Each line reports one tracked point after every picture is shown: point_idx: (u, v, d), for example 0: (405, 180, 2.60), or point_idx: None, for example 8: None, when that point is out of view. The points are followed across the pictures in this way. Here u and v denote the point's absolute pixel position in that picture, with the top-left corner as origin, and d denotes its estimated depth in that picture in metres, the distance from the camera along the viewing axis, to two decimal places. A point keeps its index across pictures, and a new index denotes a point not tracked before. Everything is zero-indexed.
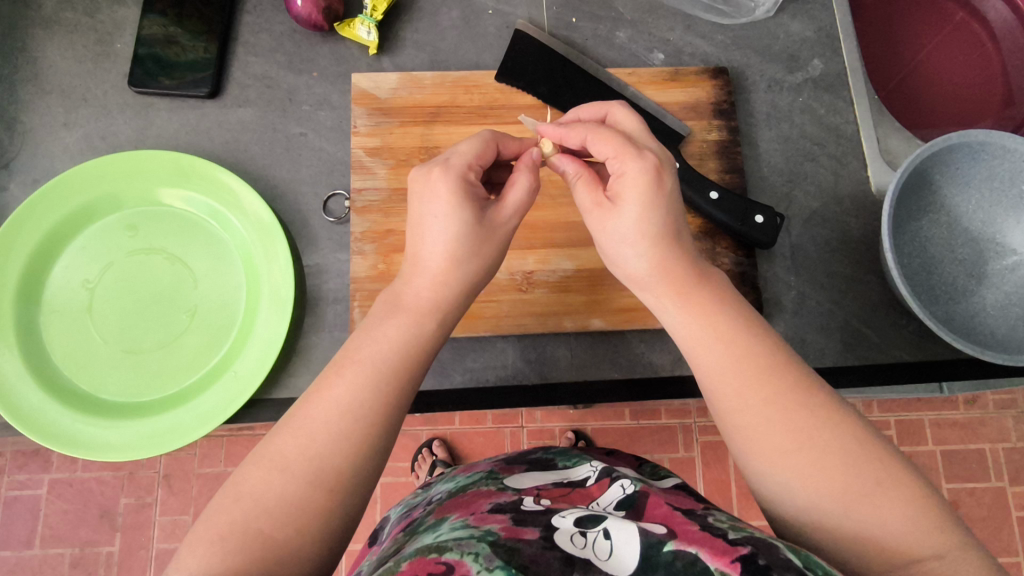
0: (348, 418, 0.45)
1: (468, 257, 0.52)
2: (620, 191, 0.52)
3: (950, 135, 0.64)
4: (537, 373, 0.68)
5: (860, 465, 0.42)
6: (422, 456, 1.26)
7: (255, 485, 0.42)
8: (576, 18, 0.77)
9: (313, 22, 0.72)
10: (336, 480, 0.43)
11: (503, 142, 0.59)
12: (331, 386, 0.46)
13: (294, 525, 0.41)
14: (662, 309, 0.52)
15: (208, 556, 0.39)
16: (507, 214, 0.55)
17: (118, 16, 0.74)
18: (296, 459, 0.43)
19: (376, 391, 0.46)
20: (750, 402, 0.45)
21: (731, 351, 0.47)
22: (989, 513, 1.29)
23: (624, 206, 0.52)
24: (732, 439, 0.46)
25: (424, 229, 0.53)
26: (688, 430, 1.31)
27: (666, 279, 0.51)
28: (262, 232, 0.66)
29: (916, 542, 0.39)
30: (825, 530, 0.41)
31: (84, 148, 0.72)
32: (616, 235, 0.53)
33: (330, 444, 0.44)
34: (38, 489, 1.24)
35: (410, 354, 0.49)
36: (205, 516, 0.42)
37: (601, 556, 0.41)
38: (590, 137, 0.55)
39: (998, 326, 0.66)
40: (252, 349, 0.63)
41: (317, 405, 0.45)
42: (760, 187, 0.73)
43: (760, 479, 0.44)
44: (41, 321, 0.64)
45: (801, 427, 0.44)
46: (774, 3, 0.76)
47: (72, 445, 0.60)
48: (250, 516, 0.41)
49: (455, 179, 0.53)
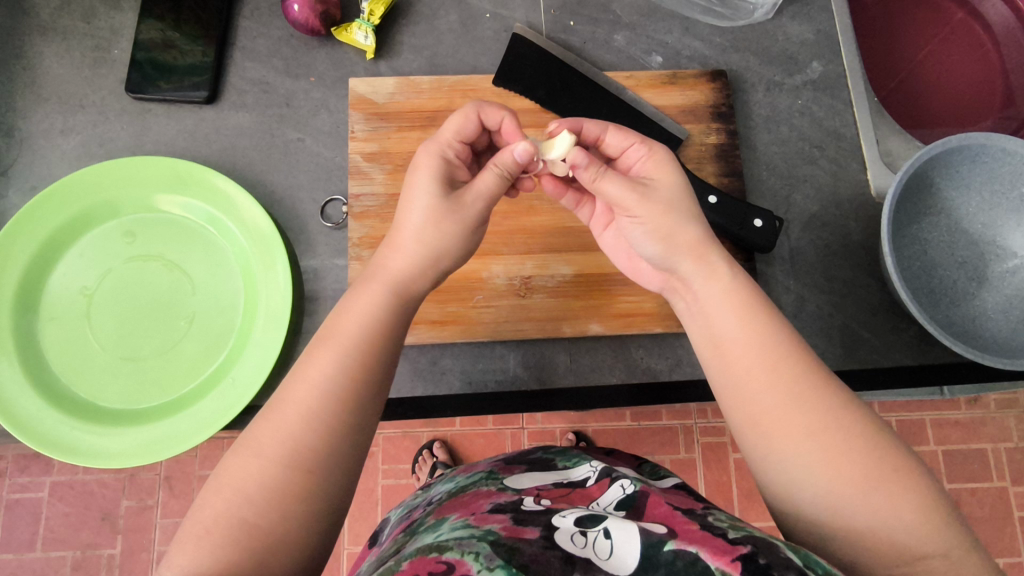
0: (322, 399, 0.45)
1: (442, 239, 0.54)
2: (652, 169, 0.57)
3: (951, 137, 0.64)
4: (535, 378, 0.68)
5: (876, 455, 0.42)
6: (422, 458, 1.26)
7: (236, 473, 0.43)
8: (574, 21, 0.77)
9: (310, 27, 0.72)
10: (311, 461, 0.43)
11: (488, 113, 0.58)
12: (310, 367, 0.46)
13: (276, 511, 0.41)
14: (708, 282, 0.52)
15: (203, 555, 0.39)
16: (469, 196, 0.56)
17: (116, 22, 0.74)
18: (272, 444, 0.43)
19: (348, 372, 0.46)
20: (775, 385, 0.45)
21: (756, 334, 0.48)
22: (991, 513, 1.28)
23: (667, 178, 0.56)
24: (749, 420, 0.46)
25: (408, 203, 0.56)
26: (689, 431, 1.31)
27: (707, 249, 0.53)
28: (258, 240, 0.66)
29: (925, 538, 0.39)
30: (839, 521, 0.41)
31: (82, 154, 0.72)
32: (671, 205, 0.54)
33: (301, 422, 0.44)
34: (40, 492, 1.25)
35: (376, 341, 0.49)
36: (202, 511, 0.42)
37: (601, 556, 0.40)
38: (607, 131, 0.61)
39: (998, 330, 0.66)
40: (250, 358, 0.63)
41: (296, 386, 0.46)
42: (759, 190, 0.73)
43: (777, 465, 0.44)
44: (39, 328, 0.64)
45: (823, 412, 0.44)
46: (773, 5, 0.76)
47: (71, 453, 0.60)
48: (233, 505, 0.41)
49: (435, 160, 0.57)
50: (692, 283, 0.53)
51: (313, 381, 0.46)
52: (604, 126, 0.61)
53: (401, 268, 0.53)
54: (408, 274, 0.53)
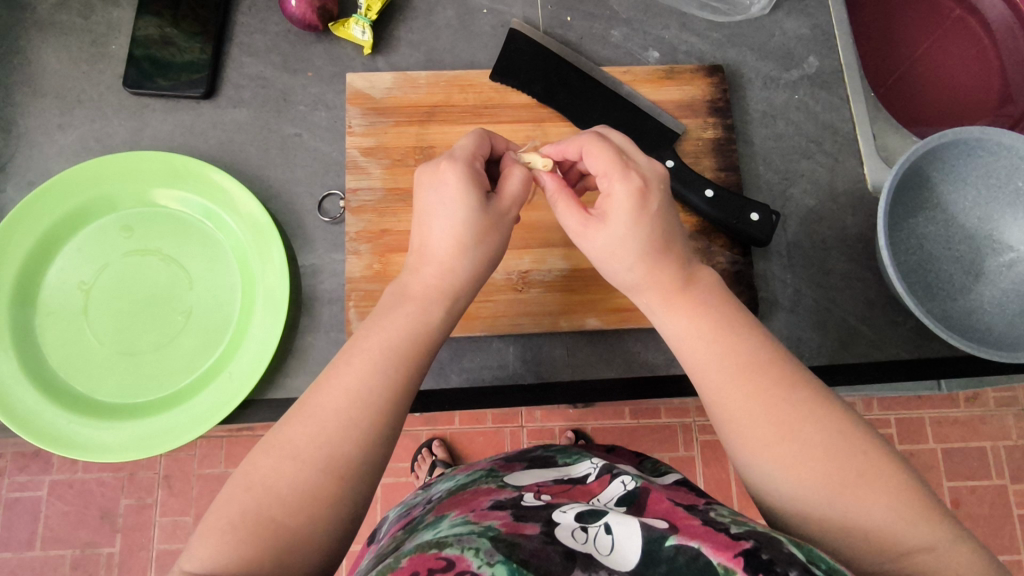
0: (362, 410, 0.45)
1: (485, 254, 0.54)
2: (608, 211, 0.52)
3: (947, 131, 0.64)
4: (533, 372, 0.68)
5: (853, 455, 0.42)
6: (422, 456, 1.26)
7: (264, 471, 0.43)
8: (571, 17, 0.77)
9: (308, 23, 0.72)
10: (333, 464, 0.43)
11: (495, 137, 0.60)
12: (340, 369, 0.47)
13: (306, 513, 0.42)
14: (654, 310, 0.52)
15: (221, 545, 0.39)
16: (506, 203, 0.55)
17: (113, 18, 0.74)
18: (304, 443, 0.44)
19: (386, 382, 0.47)
20: (746, 397, 0.45)
21: (718, 344, 0.48)
22: (990, 511, 1.29)
23: (609, 225, 0.52)
24: (724, 432, 0.46)
25: (432, 217, 0.54)
26: (688, 429, 1.31)
27: (667, 283, 0.51)
28: (255, 230, 0.66)
29: (901, 532, 0.40)
30: (821, 525, 0.41)
31: (80, 150, 0.72)
32: (604, 250, 0.53)
33: (338, 431, 0.44)
34: (39, 491, 1.25)
35: (421, 358, 0.49)
36: (216, 507, 0.42)
37: (603, 551, 0.41)
38: (586, 150, 0.54)
39: (995, 324, 0.66)
40: (249, 350, 0.63)
41: (327, 392, 0.46)
42: (756, 185, 0.73)
43: (749, 471, 0.44)
44: (36, 322, 0.64)
45: (796, 419, 0.44)
46: (769, 1, 0.76)
47: (68, 447, 0.60)
48: (263, 504, 0.41)
49: (461, 169, 0.53)
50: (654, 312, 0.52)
51: (351, 390, 0.46)
52: (584, 144, 0.55)
53: (446, 280, 0.52)
54: (444, 284, 0.52)
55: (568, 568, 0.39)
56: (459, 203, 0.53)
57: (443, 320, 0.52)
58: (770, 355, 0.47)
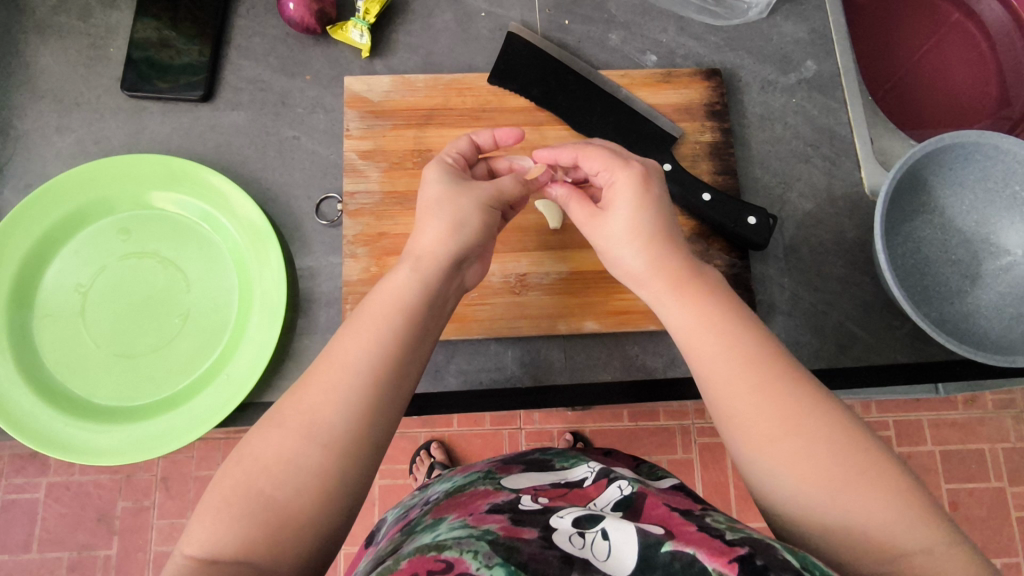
0: (346, 376, 0.45)
1: (465, 215, 0.56)
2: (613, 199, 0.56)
3: (944, 135, 0.64)
4: (531, 376, 0.68)
5: (847, 454, 0.42)
6: (421, 458, 1.26)
7: (257, 444, 0.43)
8: (569, 20, 0.77)
9: (306, 26, 0.72)
10: (330, 438, 0.43)
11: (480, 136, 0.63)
12: (343, 344, 0.47)
13: (293, 485, 0.41)
14: (663, 301, 0.53)
15: (216, 525, 0.40)
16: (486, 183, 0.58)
17: (112, 20, 0.74)
18: (294, 418, 0.44)
19: (390, 347, 0.47)
20: (745, 386, 0.46)
21: (725, 337, 0.48)
22: (988, 514, 1.29)
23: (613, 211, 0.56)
24: (727, 430, 0.46)
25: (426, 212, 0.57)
26: (687, 431, 1.31)
27: (674, 273, 0.53)
28: (252, 233, 0.66)
29: (901, 535, 0.39)
30: (815, 523, 0.41)
31: (77, 152, 0.72)
32: (611, 238, 0.56)
33: (326, 402, 0.44)
34: (36, 493, 1.24)
35: (407, 322, 0.49)
36: (215, 482, 0.42)
37: (599, 557, 0.40)
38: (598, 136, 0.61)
39: (992, 327, 0.66)
40: (246, 354, 0.63)
41: (322, 366, 0.46)
42: (753, 189, 0.73)
43: (750, 469, 0.44)
44: (33, 325, 0.64)
45: (792, 411, 0.44)
46: (768, 4, 0.76)
47: (64, 450, 0.60)
48: (253, 476, 0.42)
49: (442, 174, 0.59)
50: (661, 295, 0.53)
51: (340, 361, 0.46)
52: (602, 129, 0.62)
53: (430, 248, 0.54)
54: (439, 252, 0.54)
55: (566, 573, 0.39)
56: (438, 179, 0.58)
57: (412, 277, 0.52)
58: (774, 353, 0.47)
